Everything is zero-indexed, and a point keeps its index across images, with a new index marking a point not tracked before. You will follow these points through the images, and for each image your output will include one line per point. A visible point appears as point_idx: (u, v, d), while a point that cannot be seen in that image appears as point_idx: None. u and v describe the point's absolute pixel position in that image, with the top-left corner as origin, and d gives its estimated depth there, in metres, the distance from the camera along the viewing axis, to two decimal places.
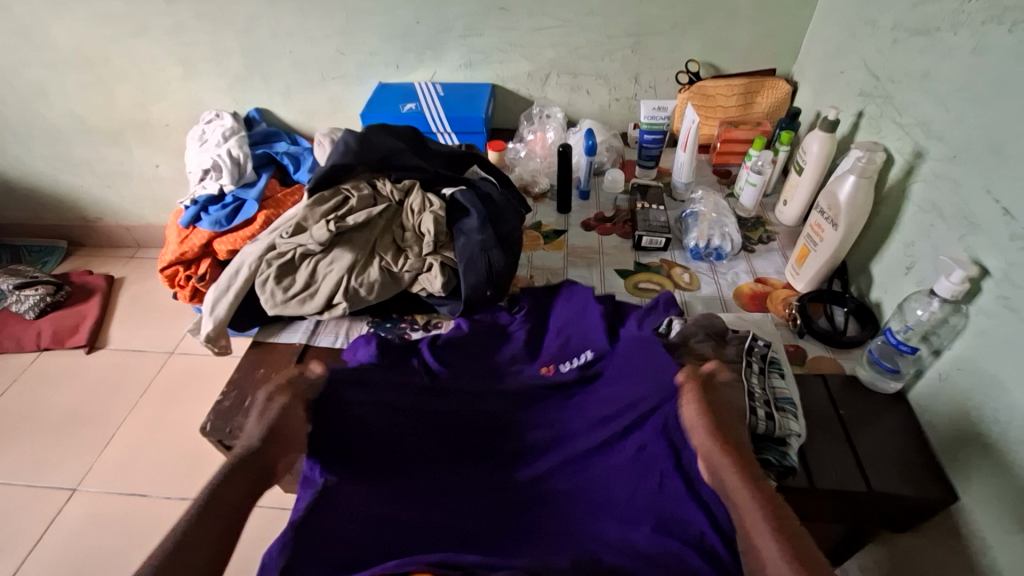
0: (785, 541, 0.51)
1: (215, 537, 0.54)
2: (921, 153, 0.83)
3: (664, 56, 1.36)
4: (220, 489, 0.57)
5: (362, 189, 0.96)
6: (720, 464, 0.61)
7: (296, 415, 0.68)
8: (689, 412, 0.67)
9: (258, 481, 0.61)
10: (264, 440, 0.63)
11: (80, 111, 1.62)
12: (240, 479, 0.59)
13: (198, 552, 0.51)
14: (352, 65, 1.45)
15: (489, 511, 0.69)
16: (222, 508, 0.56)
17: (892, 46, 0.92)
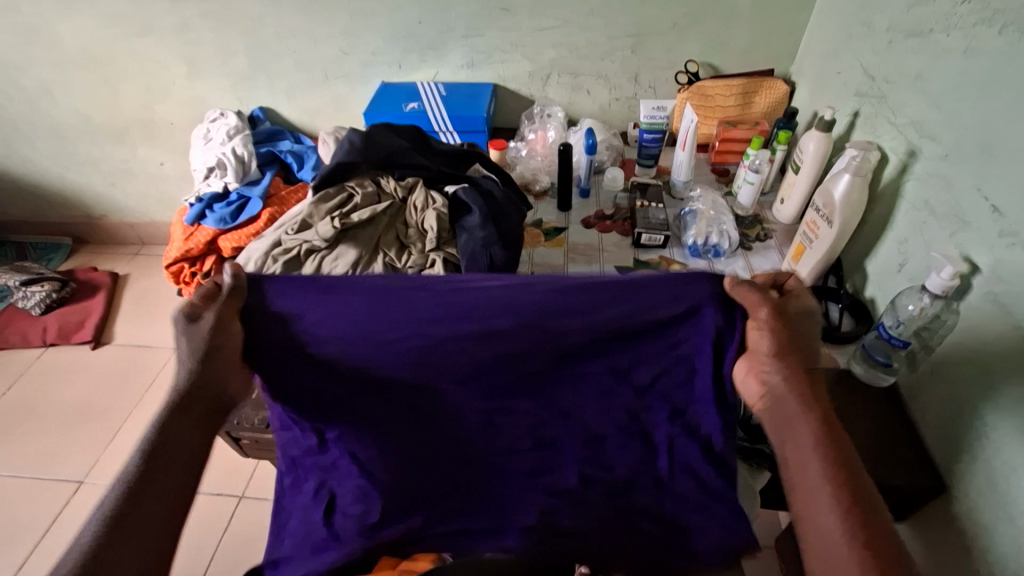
0: (850, 514, 0.50)
1: (166, 490, 0.53)
2: (914, 152, 0.84)
3: (663, 57, 1.38)
4: (159, 437, 0.54)
5: (366, 187, 0.99)
6: (788, 405, 0.56)
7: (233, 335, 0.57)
8: (759, 340, 0.58)
9: (201, 423, 0.57)
10: (197, 375, 0.57)
11: (86, 110, 1.64)
12: (181, 421, 0.56)
13: (151, 508, 0.51)
14: (355, 65, 1.47)
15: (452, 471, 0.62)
16: (155, 466, 0.53)
17: (887, 48, 0.93)
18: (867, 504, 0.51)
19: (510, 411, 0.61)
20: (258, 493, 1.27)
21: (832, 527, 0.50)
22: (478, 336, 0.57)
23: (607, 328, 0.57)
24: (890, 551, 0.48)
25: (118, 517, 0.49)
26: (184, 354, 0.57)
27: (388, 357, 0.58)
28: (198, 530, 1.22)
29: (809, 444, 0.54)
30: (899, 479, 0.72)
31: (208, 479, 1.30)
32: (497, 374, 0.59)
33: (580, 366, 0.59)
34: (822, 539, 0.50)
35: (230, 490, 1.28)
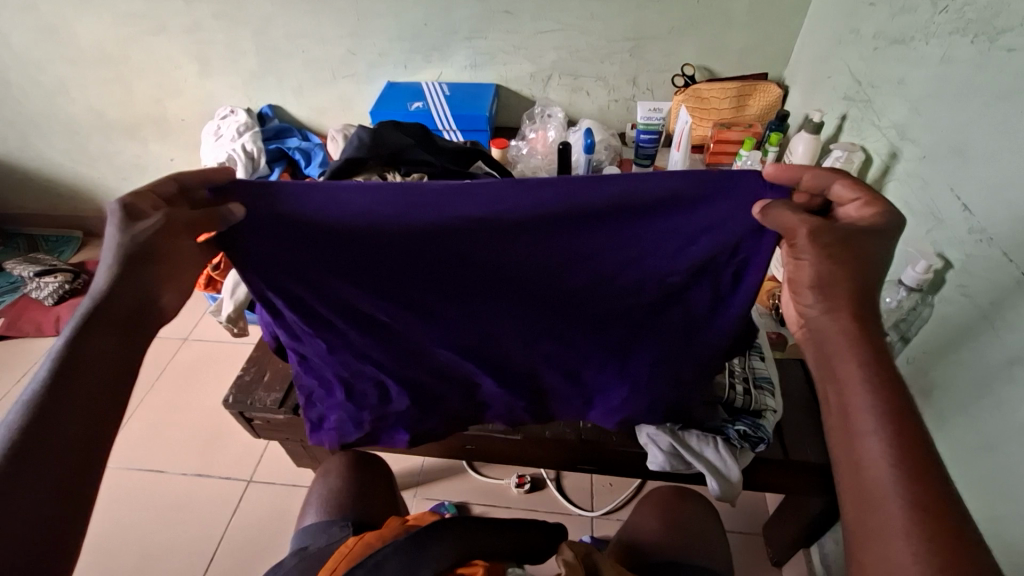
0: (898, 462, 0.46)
1: (94, 395, 0.48)
2: (895, 153, 0.89)
3: (661, 60, 1.42)
4: (80, 344, 0.49)
5: (373, 182, 1.03)
6: (833, 341, 0.52)
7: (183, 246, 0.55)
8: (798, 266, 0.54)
9: (127, 331, 0.52)
10: (122, 279, 0.52)
11: (100, 106, 1.69)
12: (106, 330, 0.51)
13: (74, 414, 0.47)
14: (362, 65, 1.52)
15: (467, 361, 0.71)
16: (73, 377, 0.48)
17: (872, 54, 0.98)
18: (926, 454, 0.46)
19: (508, 310, 0.64)
20: (265, 477, 1.32)
21: (885, 476, 0.46)
22: (481, 261, 0.58)
23: (625, 244, 0.57)
24: (940, 503, 0.44)
25: (42, 420, 0.45)
26: (107, 260, 0.52)
27: (397, 259, 0.58)
28: (208, 512, 1.26)
29: (860, 388, 0.49)
30: None
31: (217, 463, 1.34)
32: (497, 280, 0.61)
33: (587, 273, 0.60)
34: (868, 486, 0.47)
35: (239, 473, 1.32)
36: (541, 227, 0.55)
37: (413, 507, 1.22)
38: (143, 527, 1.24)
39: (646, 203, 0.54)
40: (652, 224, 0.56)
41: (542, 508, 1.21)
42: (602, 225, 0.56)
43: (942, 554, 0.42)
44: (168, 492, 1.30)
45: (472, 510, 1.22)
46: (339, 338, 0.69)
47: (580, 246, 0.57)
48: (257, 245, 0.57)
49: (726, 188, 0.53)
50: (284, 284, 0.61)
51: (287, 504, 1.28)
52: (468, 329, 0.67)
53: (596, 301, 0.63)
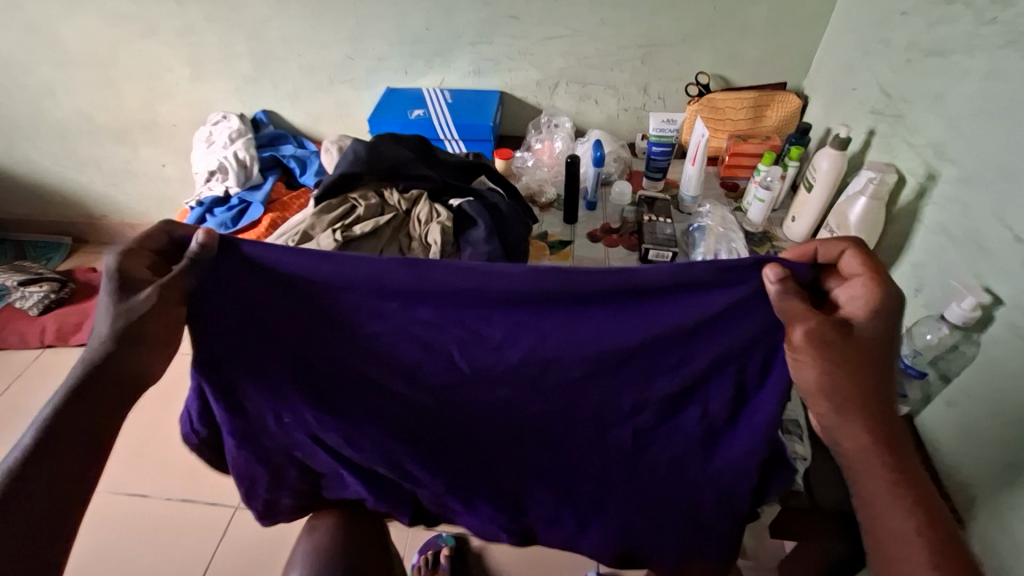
0: None
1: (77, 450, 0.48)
2: (933, 175, 0.82)
3: (674, 68, 1.35)
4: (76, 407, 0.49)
5: (369, 199, 0.95)
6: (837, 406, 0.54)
7: (170, 318, 0.54)
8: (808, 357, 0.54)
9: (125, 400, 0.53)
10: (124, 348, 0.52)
11: (88, 110, 1.62)
12: (90, 397, 0.50)
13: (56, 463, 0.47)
14: (361, 70, 1.45)
15: (436, 461, 0.64)
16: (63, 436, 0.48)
17: (905, 66, 0.91)
18: None
19: (487, 398, 0.60)
20: None
21: None
22: (468, 335, 0.58)
23: (641, 309, 0.57)
24: None
25: (21, 483, 0.45)
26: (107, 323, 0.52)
27: (380, 331, 0.58)
28: (192, 541, 1.19)
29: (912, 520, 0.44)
30: None
31: (204, 486, 1.28)
32: (484, 355, 0.58)
33: (578, 354, 0.58)
34: (879, 518, 0.52)
35: (224, 499, 1.26)
36: (534, 299, 0.56)
37: (409, 538, 1.16)
38: (125, 555, 1.17)
39: (649, 288, 0.55)
40: (667, 310, 0.57)
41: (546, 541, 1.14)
42: (616, 293, 0.56)
43: None
44: (151, 518, 1.23)
45: (471, 542, 1.15)
46: (297, 433, 0.63)
47: (573, 310, 0.57)
48: (263, 306, 0.57)
49: (735, 277, 0.55)
50: (251, 350, 0.59)
51: (275, 532, 1.21)
52: (440, 416, 0.61)
53: (594, 386, 0.59)
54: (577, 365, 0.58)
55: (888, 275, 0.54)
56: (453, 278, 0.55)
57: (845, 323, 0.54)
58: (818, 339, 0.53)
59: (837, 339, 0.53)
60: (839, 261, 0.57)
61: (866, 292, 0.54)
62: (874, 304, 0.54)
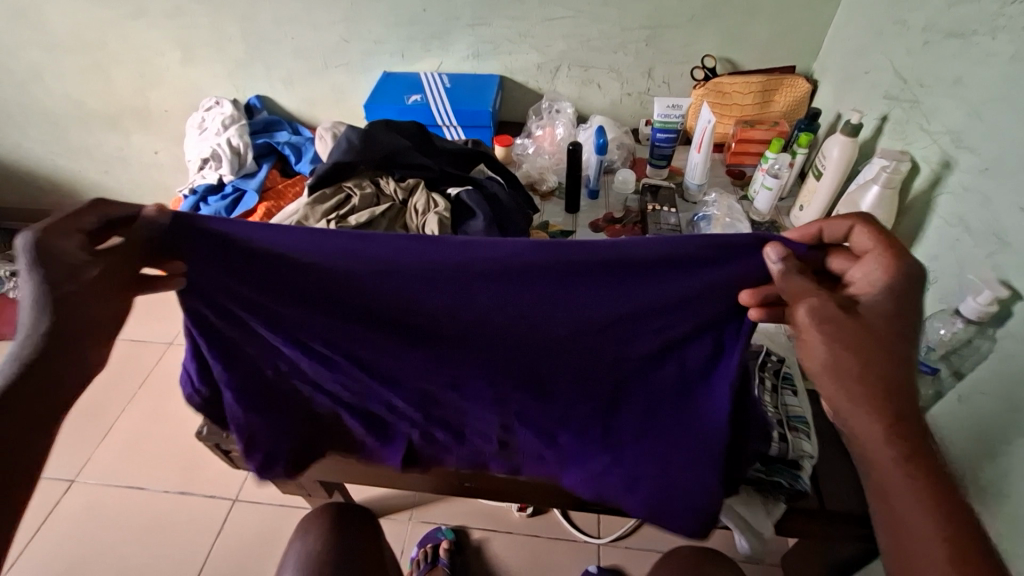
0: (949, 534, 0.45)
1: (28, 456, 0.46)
2: (949, 164, 0.79)
3: (679, 51, 1.31)
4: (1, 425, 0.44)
5: (365, 188, 0.92)
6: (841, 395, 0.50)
7: (109, 304, 0.51)
8: (816, 345, 0.50)
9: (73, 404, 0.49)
10: (57, 345, 0.47)
11: (77, 96, 1.58)
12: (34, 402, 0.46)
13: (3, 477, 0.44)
14: (356, 54, 1.41)
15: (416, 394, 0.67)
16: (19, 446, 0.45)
17: (922, 48, 0.87)
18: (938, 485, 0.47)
19: (479, 350, 0.61)
20: (250, 497, 1.24)
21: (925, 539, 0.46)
22: (455, 304, 0.56)
23: (623, 282, 0.54)
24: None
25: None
26: (29, 315, 0.46)
27: (368, 298, 0.56)
28: (191, 534, 1.19)
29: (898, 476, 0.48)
30: None
31: (201, 480, 1.26)
32: (471, 321, 0.58)
33: (563, 322, 0.58)
34: (894, 509, 0.48)
35: (222, 492, 1.25)
36: (526, 272, 0.53)
37: (408, 530, 1.15)
38: (122, 550, 1.16)
39: (636, 265, 0.53)
40: (648, 284, 0.54)
41: (545, 534, 1.13)
42: (600, 269, 0.53)
43: None
44: (149, 511, 1.22)
45: (471, 535, 1.14)
46: (295, 376, 0.66)
47: (556, 283, 0.54)
48: (244, 276, 0.55)
49: (727, 253, 0.52)
50: (229, 306, 0.59)
51: (274, 527, 1.20)
52: (437, 371, 0.64)
53: (570, 349, 0.60)
54: (562, 329, 0.58)
55: (903, 251, 0.50)
56: (449, 254, 0.52)
57: (850, 302, 0.51)
58: (828, 323, 0.50)
59: (851, 325, 0.50)
60: (849, 240, 0.53)
61: (880, 273, 0.50)
62: (886, 285, 0.50)
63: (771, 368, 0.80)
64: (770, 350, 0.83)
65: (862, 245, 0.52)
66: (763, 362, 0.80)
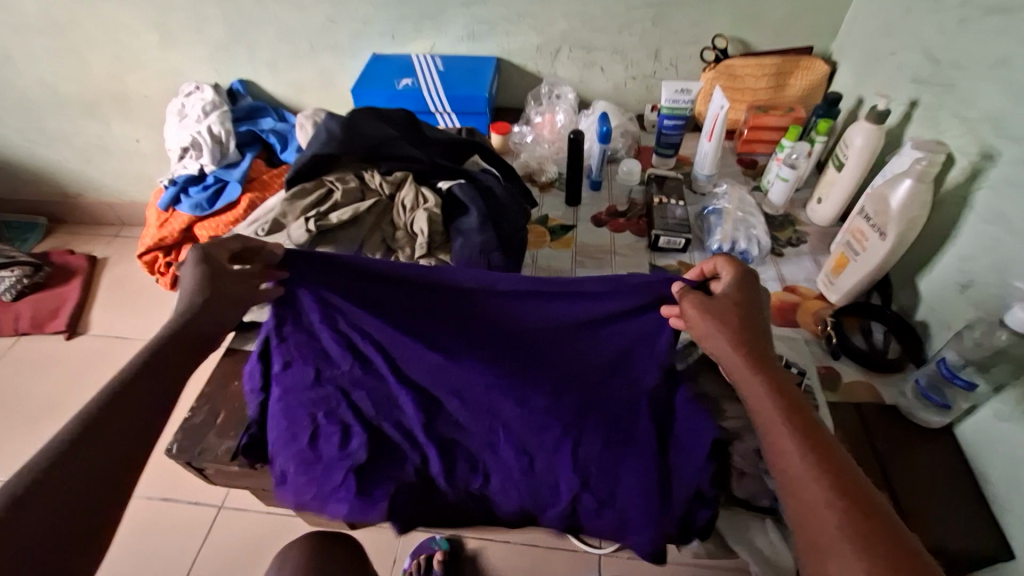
0: (816, 454, 0.47)
1: (148, 409, 0.52)
2: (989, 155, 0.72)
3: (688, 30, 1.22)
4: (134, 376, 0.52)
5: (348, 182, 0.85)
6: (737, 368, 0.57)
7: (247, 287, 0.63)
8: (708, 333, 0.61)
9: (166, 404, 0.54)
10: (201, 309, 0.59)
11: (51, 81, 1.50)
12: (172, 354, 0.56)
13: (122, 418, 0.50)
14: (344, 35, 1.32)
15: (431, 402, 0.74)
16: (142, 399, 0.52)
17: (957, 27, 0.79)
18: (815, 424, 0.50)
19: (488, 364, 0.72)
20: (238, 503, 1.19)
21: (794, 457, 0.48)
22: (471, 315, 0.69)
23: (580, 305, 0.67)
24: (865, 508, 0.44)
25: (71, 458, 0.46)
26: (192, 293, 0.60)
27: (420, 309, 0.69)
28: (175, 542, 1.14)
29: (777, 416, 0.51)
30: (947, 542, 0.63)
31: (186, 486, 1.21)
32: (487, 333, 0.71)
33: (542, 334, 0.70)
34: (785, 466, 0.48)
35: (207, 498, 1.19)
36: (511, 294, 0.67)
37: (400, 539, 1.10)
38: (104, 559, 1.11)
39: (590, 290, 0.65)
40: (598, 306, 0.67)
41: (544, 543, 1.08)
42: (561, 297, 0.66)
43: (879, 536, 0.42)
44: (132, 518, 1.17)
45: (466, 544, 1.09)
46: (330, 386, 0.74)
47: (531, 302, 0.67)
48: (322, 283, 0.67)
49: (647, 284, 0.65)
50: (304, 308, 0.69)
51: (261, 534, 1.15)
52: (448, 385, 0.72)
53: (552, 360, 0.72)
54: (543, 340, 0.71)
55: (745, 267, 0.63)
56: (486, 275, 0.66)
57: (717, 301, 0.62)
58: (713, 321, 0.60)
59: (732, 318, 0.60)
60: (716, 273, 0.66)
61: (734, 283, 0.62)
62: (741, 292, 0.62)
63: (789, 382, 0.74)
64: (789, 361, 0.77)
65: (720, 271, 0.64)
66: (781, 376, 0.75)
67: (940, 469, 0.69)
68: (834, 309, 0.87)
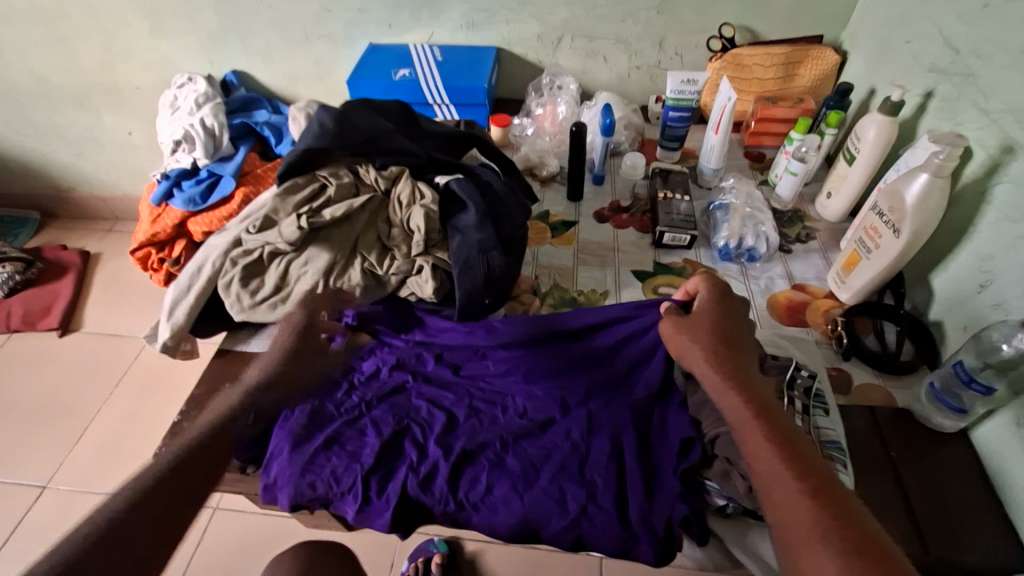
0: (782, 449, 0.53)
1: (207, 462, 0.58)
2: (1011, 149, 0.69)
3: (694, 19, 1.19)
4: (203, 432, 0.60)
5: (341, 177, 0.82)
6: (711, 381, 0.63)
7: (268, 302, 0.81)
8: (685, 343, 0.68)
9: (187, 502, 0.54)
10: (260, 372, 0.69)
11: (41, 72, 1.46)
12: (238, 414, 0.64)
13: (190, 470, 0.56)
14: (339, 24, 1.28)
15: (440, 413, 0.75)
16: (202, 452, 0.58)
17: (978, 13, 0.76)
18: (783, 424, 0.56)
19: (511, 389, 0.76)
20: (233, 505, 1.17)
21: (764, 453, 0.54)
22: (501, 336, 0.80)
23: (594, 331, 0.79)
24: (828, 496, 0.49)
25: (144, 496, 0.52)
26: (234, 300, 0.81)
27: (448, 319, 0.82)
28: None
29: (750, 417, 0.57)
30: (967, 555, 0.60)
31: None
32: (514, 356, 0.79)
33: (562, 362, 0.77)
34: (756, 465, 0.54)
35: (202, 499, 1.17)
36: (539, 320, 0.80)
37: (398, 542, 1.08)
38: None
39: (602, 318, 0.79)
40: (608, 331, 0.79)
41: (544, 546, 1.06)
42: (581, 327, 0.79)
43: (839, 519, 0.47)
44: None
45: (465, 547, 1.07)
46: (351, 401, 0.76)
47: (554, 329, 0.79)
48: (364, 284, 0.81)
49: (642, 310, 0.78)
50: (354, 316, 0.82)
51: (256, 536, 1.14)
52: (469, 407, 0.75)
53: (568, 389, 0.75)
54: (562, 375, 0.76)
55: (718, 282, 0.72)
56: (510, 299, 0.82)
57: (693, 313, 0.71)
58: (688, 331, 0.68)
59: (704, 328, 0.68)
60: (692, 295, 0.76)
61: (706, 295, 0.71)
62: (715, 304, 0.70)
63: (801, 386, 0.71)
64: (799, 364, 0.74)
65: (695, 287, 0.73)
66: (792, 379, 0.71)
67: (956, 477, 0.67)
68: (845, 308, 0.84)
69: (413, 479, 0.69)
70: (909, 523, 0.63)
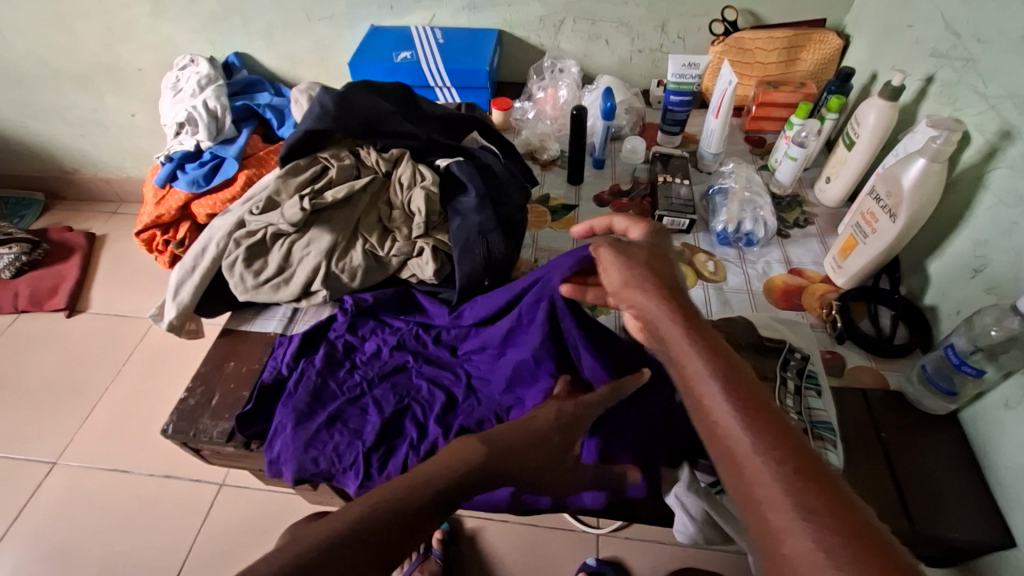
0: (733, 391, 0.45)
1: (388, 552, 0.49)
2: (1008, 134, 0.69)
3: (697, 1, 1.18)
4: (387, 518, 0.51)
5: (342, 159, 0.83)
6: (666, 326, 0.53)
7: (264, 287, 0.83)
8: (617, 279, 0.59)
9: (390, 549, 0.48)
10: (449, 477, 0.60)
11: (42, 53, 1.46)
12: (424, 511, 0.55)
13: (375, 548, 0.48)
14: (341, 5, 1.28)
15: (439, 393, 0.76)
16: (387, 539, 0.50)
17: None
18: (735, 362, 0.48)
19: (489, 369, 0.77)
20: (239, 481, 1.20)
21: (714, 400, 0.45)
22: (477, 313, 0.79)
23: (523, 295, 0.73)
24: (792, 447, 0.41)
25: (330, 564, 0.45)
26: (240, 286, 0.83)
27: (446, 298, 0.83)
28: (177, 518, 1.15)
29: (695, 356, 0.48)
30: (953, 532, 0.62)
31: (187, 463, 1.22)
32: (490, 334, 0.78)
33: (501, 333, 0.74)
34: (714, 425, 0.45)
35: (209, 476, 1.21)
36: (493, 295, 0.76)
37: None
38: (107, 535, 1.13)
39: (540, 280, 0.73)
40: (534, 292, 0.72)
41: (544, 524, 1.08)
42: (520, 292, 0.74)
43: (805, 474, 0.39)
44: (135, 494, 1.18)
45: (465, 523, 1.10)
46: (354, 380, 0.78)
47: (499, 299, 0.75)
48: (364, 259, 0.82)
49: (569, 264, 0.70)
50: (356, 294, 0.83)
51: (262, 510, 1.17)
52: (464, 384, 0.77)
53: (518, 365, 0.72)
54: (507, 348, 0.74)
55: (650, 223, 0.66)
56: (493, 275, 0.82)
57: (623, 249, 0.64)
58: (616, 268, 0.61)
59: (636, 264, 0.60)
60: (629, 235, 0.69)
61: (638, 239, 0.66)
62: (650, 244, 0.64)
63: (794, 367, 0.73)
64: (793, 347, 0.75)
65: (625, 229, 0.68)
66: (785, 361, 0.73)
67: (946, 458, 0.68)
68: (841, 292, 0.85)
69: (413, 456, 0.70)
70: (898, 502, 0.64)
